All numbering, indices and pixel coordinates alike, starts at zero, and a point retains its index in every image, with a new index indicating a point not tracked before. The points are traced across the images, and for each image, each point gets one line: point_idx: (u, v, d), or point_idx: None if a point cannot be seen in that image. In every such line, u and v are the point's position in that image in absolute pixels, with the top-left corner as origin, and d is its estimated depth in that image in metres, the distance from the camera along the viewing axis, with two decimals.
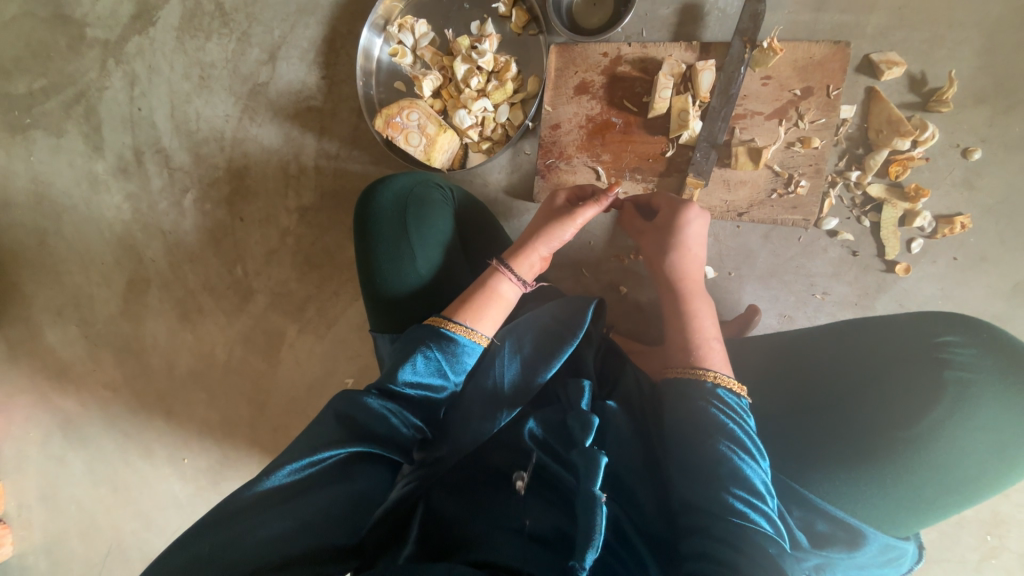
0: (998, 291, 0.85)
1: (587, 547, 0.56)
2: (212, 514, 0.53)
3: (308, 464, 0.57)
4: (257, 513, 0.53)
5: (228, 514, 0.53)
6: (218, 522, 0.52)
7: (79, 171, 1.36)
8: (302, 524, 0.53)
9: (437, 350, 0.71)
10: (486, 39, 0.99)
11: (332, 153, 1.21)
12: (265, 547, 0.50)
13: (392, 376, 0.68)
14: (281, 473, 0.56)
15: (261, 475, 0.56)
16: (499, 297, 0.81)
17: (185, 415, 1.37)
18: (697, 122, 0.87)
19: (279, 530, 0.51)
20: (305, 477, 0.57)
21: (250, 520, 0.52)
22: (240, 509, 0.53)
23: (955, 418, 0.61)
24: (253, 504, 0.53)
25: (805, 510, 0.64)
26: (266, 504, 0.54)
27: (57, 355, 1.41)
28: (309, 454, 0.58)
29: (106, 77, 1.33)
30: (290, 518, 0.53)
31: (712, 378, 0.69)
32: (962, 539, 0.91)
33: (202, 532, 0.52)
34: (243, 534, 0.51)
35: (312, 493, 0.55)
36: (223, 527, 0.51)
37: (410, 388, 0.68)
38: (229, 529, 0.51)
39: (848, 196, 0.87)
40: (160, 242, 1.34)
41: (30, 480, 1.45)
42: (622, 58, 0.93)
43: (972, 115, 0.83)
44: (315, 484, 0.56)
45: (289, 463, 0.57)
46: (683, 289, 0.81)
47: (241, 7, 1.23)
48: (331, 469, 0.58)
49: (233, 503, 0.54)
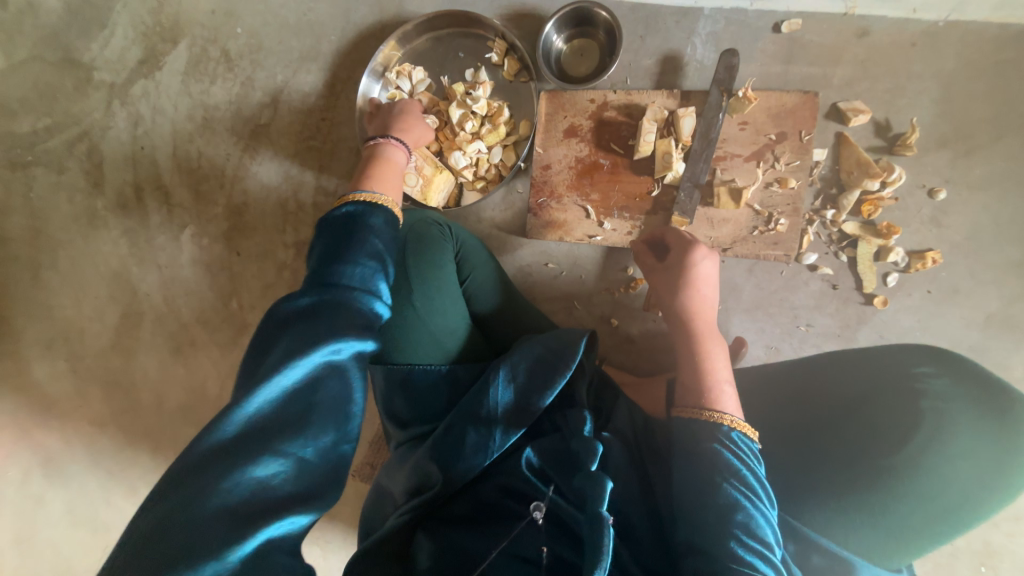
0: (972, 322, 0.89)
1: (594, 569, 0.56)
2: (181, 462, 0.45)
3: (295, 382, 0.49)
4: (238, 458, 0.45)
5: (202, 459, 0.45)
6: (194, 469, 0.44)
7: (78, 207, 1.38)
8: (300, 463, 0.48)
9: (371, 248, 0.64)
10: (480, 86, 1.04)
11: (330, 191, 1.25)
12: (260, 491, 0.45)
13: (320, 273, 0.60)
14: (261, 399, 0.48)
15: (231, 409, 0.48)
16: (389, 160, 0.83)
17: (174, 451, 1.34)
18: (681, 164, 0.92)
19: (268, 474, 0.46)
20: (285, 408, 0.49)
21: (228, 469, 0.44)
22: (213, 456, 0.45)
23: (936, 448, 0.62)
24: (232, 442, 0.46)
25: (799, 543, 0.67)
26: (247, 437, 0.46)
27: (43, 391, 1.39)
28: (292, 369, 0.49)
29: (111, 118, 1.37)
30: (281, 454, 0.47)
31: (728, 422, 0.68)
32: (956, 570, 0.91)
33: (173, 487, 0.44)
34: (229, 483, 0.44)
35: (304, 428, 0.48)
36: (202, 475, 0.44)
37: (339, 283, 0.59)
38: (207, 476, 0.44)
39: (825, 232, 0.92)
40: (156, 276, 1.35)
41: (6, 522, 1.39)
42: (608, 104, 0.99)
43: (935, 158, 0.88)
44: (300, 418, 0.49)
45: (265, 385, 0.48)
46: (697, 328, 0.81)
47: (245, 53, 1.29)
48: (323, 386, 0.51)
49: (202, 448, 0.46)
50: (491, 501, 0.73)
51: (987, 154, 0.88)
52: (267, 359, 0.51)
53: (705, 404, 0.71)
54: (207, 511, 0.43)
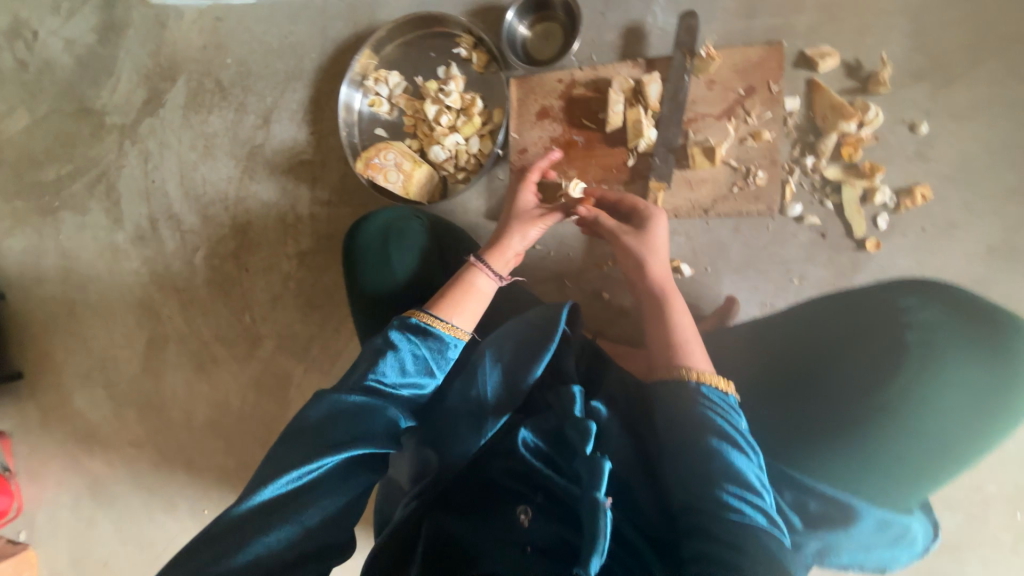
0: (974, 256, 0.86)
1: (592, 554, 0.59)
2: (207, 531, 0.55)
3: (309, 472, 0.58)
4: (253, 529, 0.54)
5: (224, 530, 0.54)
6: (217, 539, 0.53)
7: (102, 243, 1.48)
8: (302, 533, 0.55)
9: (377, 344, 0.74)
10: (452, 81, 1.08)
11: (325, 200, 1.31)
12: (265, 556, 0.53)
13: (371, 373, 0.70)
14: (278, 483, 0.57)
15: (253, 489, 0.57)
16: (476, 289, 0.83)
17: (204, 466, 1.39)
18: (652, 130, 0.92)
19: (272, 542, 0.54)
20: (304, 484, 0.58)
21: (242, 537, 0.53)
22: (233, 527, 0.54)
23: (926, 380, 0.62)
24: (256, 513, 0.55)
25: (796, 492, 0.65)
26: (267, 512, 0.55)
27: (84, 418, 1.47)
28: (308, 464, 0.58)
29: (124, 157, 1.47)
30: (289, 525, 0.55)
31: (695, 376, 0.68)
32: (991, 518, 0.87)
33: (197, 553, 0.53)
34: (243, 547, 0.53)
35: (311, 505, 0.57)
36: (223, 545, 0.53)
37: (382, 390, 0.70)
38: (226, 543, 0.53)
39: (807, 180, 0.90)
40: (175, 299, 1.43)
41: (60, 547, 1.46)
42: (576, 81, 1.01)
43: (913, 92, 0.88)
44: (316, 491, 0.58)
45: (285, 473, 0.58)
46: (661, 287, 0.82)
47: (238, 82, 1.38)
48: (331, 477, 0.59)
49: (225, 521, 0.55)
50: (496, 482, 0.73)
51: (966, 81, 0.86)
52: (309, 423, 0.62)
53: (677, 362, 0.71)
54: (222, 571, 0.51)
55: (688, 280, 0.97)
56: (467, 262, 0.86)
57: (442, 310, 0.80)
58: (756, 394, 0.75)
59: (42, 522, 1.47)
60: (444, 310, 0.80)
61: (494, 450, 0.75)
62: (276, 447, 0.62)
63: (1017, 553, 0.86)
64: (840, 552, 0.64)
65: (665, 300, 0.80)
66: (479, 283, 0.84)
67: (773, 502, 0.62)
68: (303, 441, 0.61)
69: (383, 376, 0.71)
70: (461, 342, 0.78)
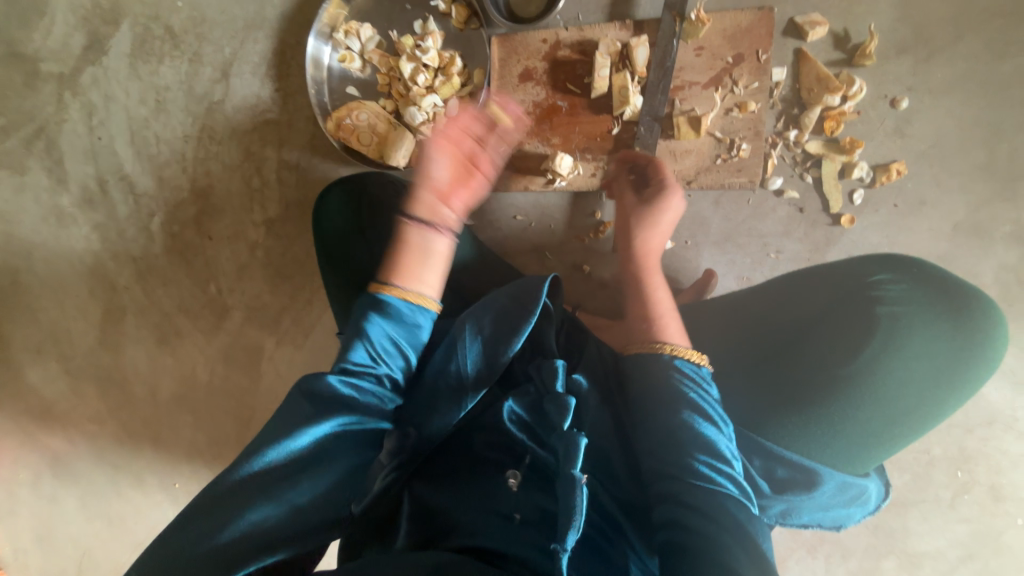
0: (940, 232, 0.88)
1: (569, 529, 0.57)
2: (196, 505, 0.53)
3: (298, 445, 0.57)
4: (239, 503, 0.52)
5: (212, 502, 0.53)
6: (204, 512, 0.52)
7: (45, 206, 1.36)
8: (289, 510, 0.54)
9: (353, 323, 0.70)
10: (429, 37, 1.01)
11: (293, 163, 1.24)
12: (249, 532, 0.51)
13: (347, 356, 0.66)
14: (268, 456, 0.55)
15: (241, 462, 0.55)
16: (428, 250, 0.77)
17: (173, 439, 1.35)
18: (638, 97, 0.90)
19: (257, 518, 0.52)
20: (294, 459, 0.56)
21: (229, 510, 0.52)
22: (220, 500, 0.53)
23: (890, 350, 0.65)
24: (241, 488, 0.53)
25: (764, 458, 0.66)
26: (253, 487, 0.53)
27: (38, 393, 1.39)
28: (295, 436, 0.57)
29: (64, 110, 1.33)
30: (275, 501, 0.53)
31: (668, 350, 0.70)
32: (935, 478, 0.94)
33: (184, 527, 0.51)
34: (229, 522, 0.51)
35: (299, 480, 0.55)
36: (209, 518, 0.51)
37: (359, 371, 0.65)
38: (210, 520, 0.51)
39: (789, 154, 0.91)
40: (132, 268, 1.34)
41: (21, 523, 1.40)
42: (561, 42, 0.96)
43: (896, 66, 0.88)
44: (305, 466, 0.56)
45: (275, 445, 0.56)
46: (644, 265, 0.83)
47: (190, 29, 1.26)
48: (320, 452, 0.58)
49: (213, 493, 0.53)
50: (479, 454, 0.73)
51: (947, 56, 0.86)
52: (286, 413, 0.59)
53: (653, 337, 0.72)
54: (206, 546, 0.50)
55: (668, 253, 0.97)
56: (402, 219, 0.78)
57: (401, 279, 0.74)
58: (731, 365, 0.76)
59: (1, 498, 1.41)
60: (403, 278, 0.75)
61: (480, 423, 0.75)
62: (267, 422, 0.60)
63: (954, 509, 0.94)
64: (800, 512, 0.67)
65: (643, 278, 0.81)
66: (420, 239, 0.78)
67: (740, 469, 0.64)
68: (289, 415, 0.60)
69: (355, 359, 0.66)
70: (418, 306, 0.73)
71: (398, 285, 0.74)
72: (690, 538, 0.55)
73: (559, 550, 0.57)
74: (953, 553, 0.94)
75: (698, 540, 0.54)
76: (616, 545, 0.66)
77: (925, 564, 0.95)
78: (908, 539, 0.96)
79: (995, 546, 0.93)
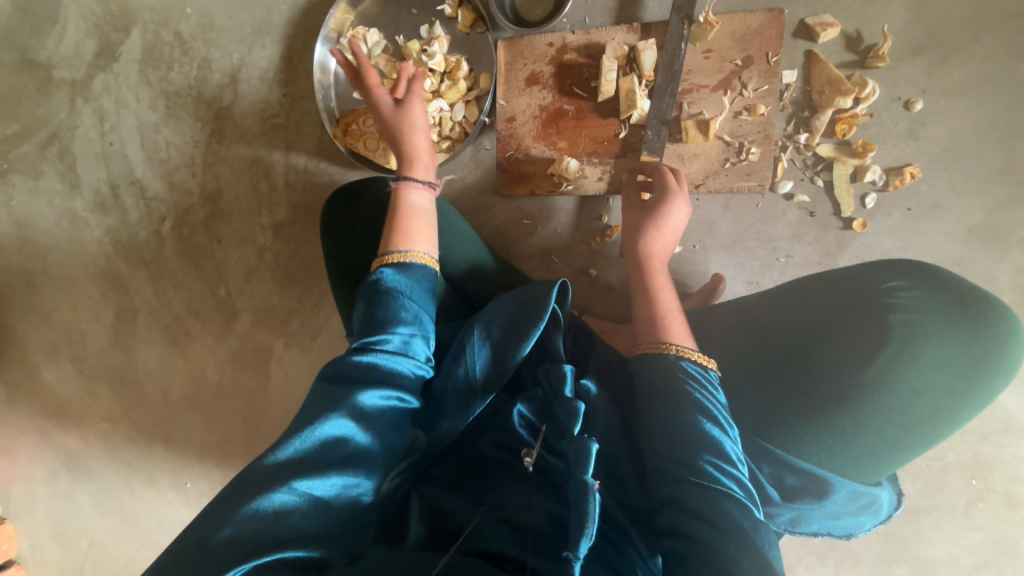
0: (955, 236, 0.87)
1: (581, 536, 0.57)
2: (231, 487, 0.54)
3: (332, 437, 0.58)
4: (272, 484, 0.53)
5: (245, 484, 0.54)
6: (238, 493, 0.53)
7: (59, 210, 1.38)
8: (322, 493, 0.55)
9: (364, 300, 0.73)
10: (435, 41, 1.01)
11: (301, 167, 1.24)
12: (281, 514, 0.52)
13: (369, 343, 0.68)
14: (304, 439, 0.57)
15: (276, 446, 0.57)
16: (415, 207, 0.84)
17: (184, 440, 1.36)
18: (645, 100, 0.89)
19: (286, 501, 0.53)
20: (327, 451, 0.57)
21: (263, 491, 0.53)
22: (254, 482, 0.54)
23: (903, 357, 0.64)
24: (272, 475, 0.54)
25: (773, 465, 0.65)
26: (285, 474, 0.54)
27: (53, 393, 1.42)
28: (331, 420, 0.59)
29: (76, 116, 1.35)
30: (308, 483, 0.55)
31: (674, 351, 0.70)
32: (948, 485, 0.93)
33: (217, 510, 0.52)
34: (262, 503, 0.52)
35: (331, 463, 0.56)
36: (243, 499, 0.52)
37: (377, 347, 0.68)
38: (240, 504, 0.52)
39: (800, 157, 0.89)
40: (143, 270, 1.36)
41: (38, 521, 1.43)
42: (568, 46, 0.96)
43: (910, 68, 0.86)
44: (338, 459, 0.57)
45: (311, 431, 0.58)
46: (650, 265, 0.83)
47: (199, 35, 1.27)
48: (352, 435, 0.59)
49: (247, 476, 0.54)
50: (488, 456, 0.73)
51: (963, 57, 0.85)
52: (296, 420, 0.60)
53: (658, 339, 0.73)
54: (239, 527, 0.50)
55: (676, 257, 0.96)
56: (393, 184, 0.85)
57: (394, 241, 0.79)
58: (739, 371, 0.75)
59: (18, 496, 1.44)
60: (397, 240, 0.79)
61: (490, 427, 0.75)
62: (299, 410, 0.62)
63: (968, 516, 0.92)
64: (810, 520, 0.66)
65: (648, 276, 0.81)
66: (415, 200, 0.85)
67: (747, 473, 0.63)
68: (321, 401, 0.62)
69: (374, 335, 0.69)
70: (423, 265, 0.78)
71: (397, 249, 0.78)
72: (696, 547, 0.54)
73: (571, 557, 0.56)
74: (967, 561, 0.93)
75: (700, 548, 0.54)
76: (624, 554, 0.65)
77: (938, 572, 0.94)
78: (920, 546, 0.94)
79: (1011, 554, 0.92)
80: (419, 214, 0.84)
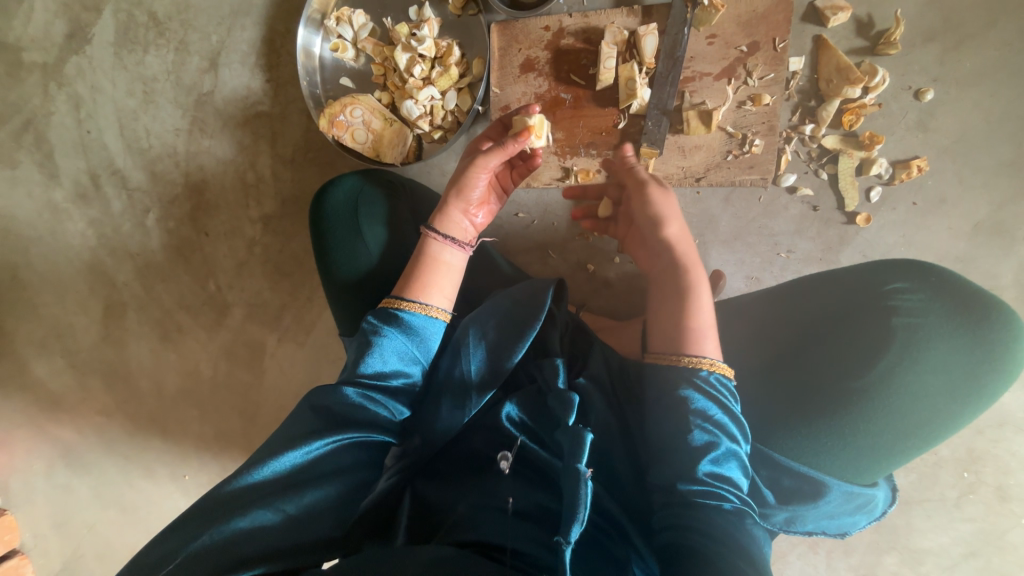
0: (960, 231, 0.86)
1: (571, 520, 0.52)
2: (195, 507, 0.53)
3: (300, 458, 0.57)
4: (237, 507, 0.52)
5: (211, 506, 0.52)
6: (203, 514, 0.52)
7: (39, 201, 1.33)
8: (288, 520, 0.53)
9: (365, 346, 0.67)
10: (425, 24, 0.96)
11: (288, 158, 1.20)
12: (242, 538, 0.50)
13: (357, 370, 0.65)
14: (271, 465, 0.56)
15: (241, 470, 0.55)
16: (443, 263, 0.75)
17: (180, 433, 1.34)
18: (646, 89, 0.86)
19: (254, 522, 0.51)
20: (298, 471, 0.56)
21: (227, 515, 0.51)
22: (220, 504, 0.52)
23: (906, 361, 0.64)
24: (240, 495, 0.53)
25: (770, 469, 0.64)
26: (254, 495, 0.53)
27: (46, 387, 1.38)
28: (298, 450, 0.57)
29: (50, 102, 1.29)
30: (273, 510, 0.53)
31: (706, 365, 0.63)
32: (941, 478, 0.94)
33: (181, 529, 0.51)
34: (222, 525, 0.50)
35: (300, 490, 0.55)
36: (207, 519, 0.51)
37: (372, 387, 0.64)
38: (201, 524, 0.51)
39: (804, 149, 0.88)
40: (129, 264, 1.32)
41: (39, 510, 1.39)
42: (564, 30, 0.92)
43: (923, 55, 0.85)
44: (309, 479, 0.56)
45: (278, 455, 0.56)
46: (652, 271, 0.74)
47: (175, 16, 1.22)
48: (320, 466, 0.57)
49: (215, 496, 0.53)
50: (478, 453, 0.68)
51: (978, 43, 0.84)
52: (288, 432, 0.60)
53: (671, 349, 0.66)
54: (200, 547, 0.49)
55: None
56: (419, 234, 0.77)
57: (411, 292, 0.72)
58: (740, 373, 0.74)
59: (16, 488, 1.40)
60: (414, 290, 0.72)
61: (478, 424, 0.70)
62: (276, 431, 0.61)
63: (959, 508, 0.94)
64: (806, 521, 0.63)
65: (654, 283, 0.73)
66: (439, 253, 0.76)
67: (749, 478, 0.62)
68: (294, 427, 0.61)
69: (367, 370, 0.65)
70: (438, 326, 0.72)
71: (410, 299, 0.72)
72: (697, 541, 0.52)
73: (563, 542, 0.51)
74: (955, 550, 0.95)
75: (700, 539, 0.52)
76: (619, 543, 0.61)
77: (926, 560, 0.96)
78: (911, 536, 0.96)
79: (999, 544, 0.94)
80: (447, 271, 0.76)
